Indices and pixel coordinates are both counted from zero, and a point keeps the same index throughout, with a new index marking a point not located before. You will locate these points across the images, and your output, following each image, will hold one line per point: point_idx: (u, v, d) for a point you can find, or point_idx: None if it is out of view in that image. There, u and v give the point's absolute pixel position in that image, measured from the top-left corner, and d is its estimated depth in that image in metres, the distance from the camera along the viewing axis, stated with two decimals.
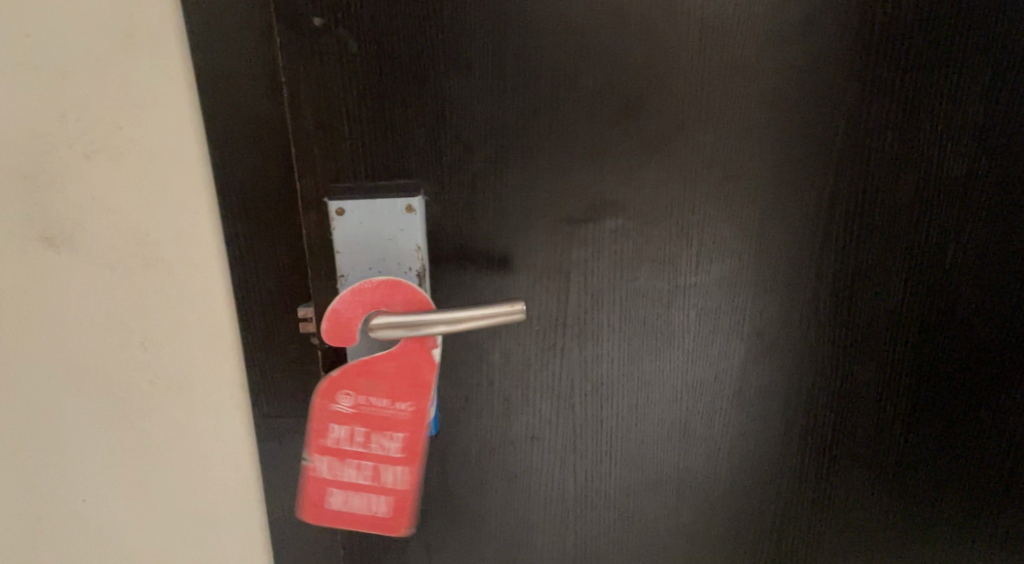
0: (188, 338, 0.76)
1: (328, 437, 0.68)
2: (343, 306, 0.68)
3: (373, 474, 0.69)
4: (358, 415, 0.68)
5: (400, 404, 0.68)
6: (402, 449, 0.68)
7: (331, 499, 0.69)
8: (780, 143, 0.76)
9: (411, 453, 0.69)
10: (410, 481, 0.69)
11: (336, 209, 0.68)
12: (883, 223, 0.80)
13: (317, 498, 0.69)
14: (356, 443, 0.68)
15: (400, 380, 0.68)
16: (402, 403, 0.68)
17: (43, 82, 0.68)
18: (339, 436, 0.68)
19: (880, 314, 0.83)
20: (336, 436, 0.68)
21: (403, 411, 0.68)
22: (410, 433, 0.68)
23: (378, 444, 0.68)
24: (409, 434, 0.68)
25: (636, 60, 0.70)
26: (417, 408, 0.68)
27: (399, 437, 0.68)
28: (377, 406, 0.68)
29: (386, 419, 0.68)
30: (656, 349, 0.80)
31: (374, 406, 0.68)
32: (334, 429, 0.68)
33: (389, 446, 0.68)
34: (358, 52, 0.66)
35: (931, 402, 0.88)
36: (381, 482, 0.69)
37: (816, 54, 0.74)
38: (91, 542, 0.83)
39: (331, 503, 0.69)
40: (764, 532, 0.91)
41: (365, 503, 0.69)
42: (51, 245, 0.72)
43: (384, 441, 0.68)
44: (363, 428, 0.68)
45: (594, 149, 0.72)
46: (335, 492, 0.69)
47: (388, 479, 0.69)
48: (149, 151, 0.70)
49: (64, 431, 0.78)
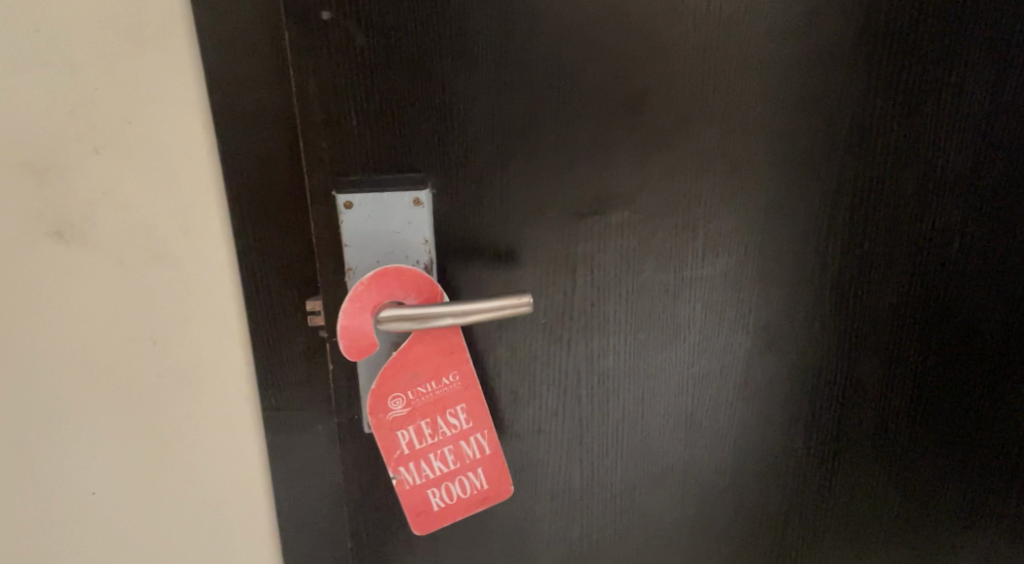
0: (198, 331, 0.77)
1: (401, 446, 0.71)
2: (350, 319, 0.68)
3: (456, 454, 0.73)
4: (415, 411, 0.71)
5: (446, 378, 0.71)
6: (468, 416, 0.72)
7: (434, 498, 0.74)
8: (785, 137, 0.76)
9: (478, 417, 0.73)
10: (489, 442, 0.74)
11: (344, 202, 0.69)
12: (888, 215, 0.80)
13: (421, 503, 0.74)
14: (426, 437, 0.71)
15: (437, 359, 0.71)
16: (447, 378, 0.71)
17: (53, 77, 0.68)
18: (408, 439, 0.71)
19: (885, 306, 0.83)
20: (407, 441, 0.71)
21: (452, 383, 0.71)
22: (468, 398, 0.72)
23: (446, 425, 0.72)
24: (468, 401, 0.72)
25: (641, 54, 0.71)
26: (462, 374, 0.72)
27: (460, 409, 0.72)
28: (428, 392, 0.71)
29: (441, 398, 0.71)
30: (662, 342, 0.81)
31: (425, 394, 0.71)
32: (402, 435, 0.71)
33: (457, 421, 0.72)
34: (366, 46, 0.66)
35: (936, 395, 0.88)
36: (467, 457, 0.74)
37: (821, 47, 0.74)
38: (101, 534, 0.84)
39: (437, 501, 0.74)
40: (769, 525, 0.92)
41: (464, 482, 0.74)
42: (61, 239, 0.73)
43: (449, 419, 0.72)
44: (427, 419, 0.71)
45: (600, 143, 0.73)
46: (434, 489, 0.73)
47: (471, 451, 0.74)
48: (157, 145, 0.71)
49: (74, 424, 0.79)
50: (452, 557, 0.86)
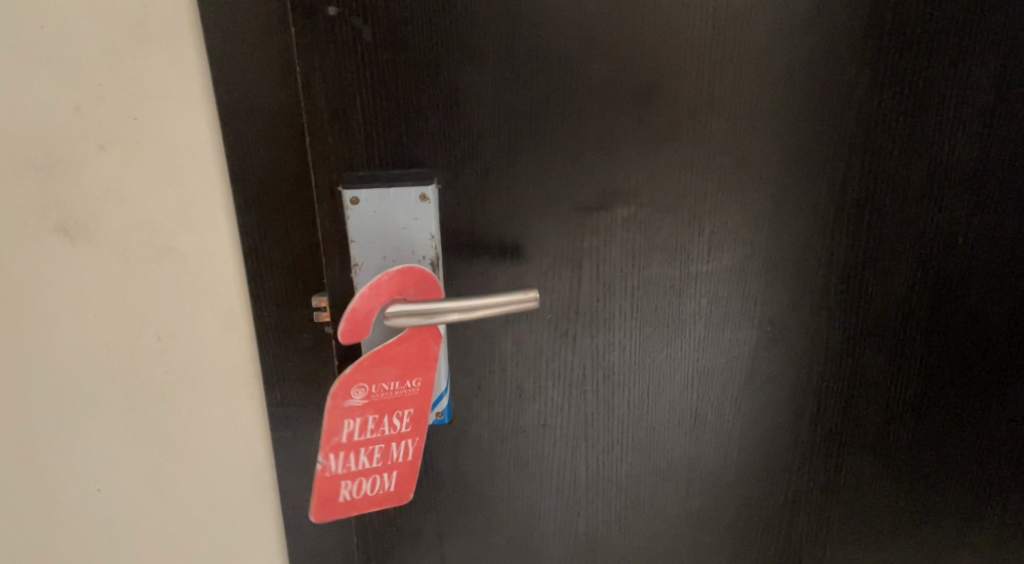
0: (202, 328, 0.77)
1: (341, 434, 0.68)
2: (362, 303, 0.67)
3: (383, 454, 0.71)
4: (370, 404, 0.68)
5: (410, 382, 0.70)
6: (410, 423, 0.71)
7: (344, 490, 0.70)
8: (791, 131, 0.76)
9: (419, 425, 0.71)
10: (416, 451, 0.72)
11: (350, 198, 0.69)
12: (893, 210, 0.80)
13: (331, 493, 0.70)
14: (368, 431, 0.69)
15: (409, 360, 0.69)
16: (411, 381, 0.70)
17: (57, 73, 0.68)
18: (351, 429, 0.68)
19: (890, 301, 0.83)
20: (349, 430, 0.68)
21: (413, 388, 0.70)
22: (417, 406, 0.71)
23: (389, 425, 0.70)
24: (417, 408, 0.71)
25: (648, 47, 0.71)
26: (424, 382, 0.70)
27: (408, 413, 0.70)
28: (389, 389, 0.69)
29: (397, 399, 0.69)
30: (667, 337, 0.81)
31: (385, 390, 0.69)
32: (348, 423, 0.68)
33: (399, 424, 0.70)
34: (372, 42, 0.66)
35: (941, 389, 0.88)
36: (391, 459, 0.71)
37: (827, 41, 0.74)
38: (106, 531, 0.84)
39: (345, 494, 0.70)
40: (774, 519, 0.92)
41: (377, 483, 0.71)
42: (66, 237, 0.72)
43: (394, 420, 0.70)
44: (375, 415, 0.69)
45: (607, 138, 0.73)
46: (348, 482, 0.70)
47: (397, 455, 0.71)
48: (162, 142, 0.71)
49: (79, 421, 0.79)
50: (456, 552, 0.86)
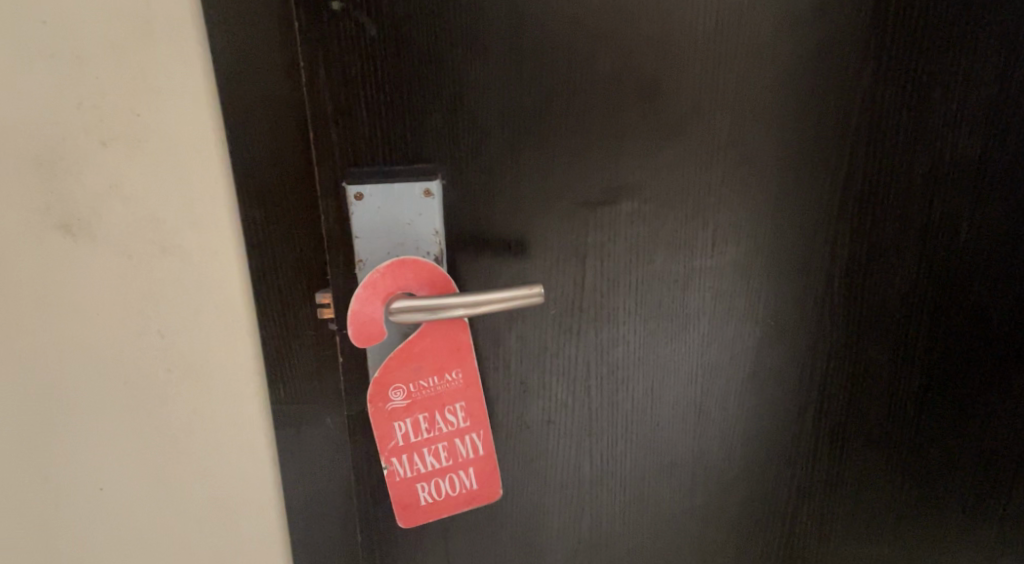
0: (207, 326, 0.76)
1: (396, 437, 0.72)
2: (363, 305, 0.68)
3: (450, 451, 0.73)
4: (414, 404, 0.71)
5: (449, 374, 0.71)
6: (466, 416, 0.73)
7: (423, 492, 0.74)
8: (795, 125, 0.76)
9: (476, 417, 0.73)
10: (484, 443, 0.75)
11: (354, 193, 0.68)
12: (896, 204, 0.80)
13: (409, 497, 0.73)
14: (422, 431, 0.72)
15: (441, 354, 0.71)
16: (450, 374, 0.71)
17: (61, 69, 0.68)
18: (404, 431, 0.72)
19: (894, 295, 0.83)
20: (402, 433, 0.72)
21: (455, 380, 0.72)
22: (468, 398, 0.73)
23: (444, 421, 0.72)
24: (468, 400, 0.73)
25: (652, 42, 0.71)
26: (465, 372, 0.72)
27: (459, 407, 0.72)
28: (430, 386, 0.71)
29: (441, 394, 0.72)
30: (672, 332, 0.81)
31: (426, 388, 0.71)
32: (399, 427, 0.71)
33: (454, 419, 0.73)
34: (376, 36, 0.66)
35: (944, 384, 0.88)
36: (460, 455, 0.74)
37: (830, 35, 0.74)
38: (108, 530, 0.84)
39: (425, 496, 0.74)
40: (778, 514, 0.92)
41: (455, 480, 0.74)
42: (68, 233, 0.72)
43: (448, 416, 0.72)
44: (425, 414, 0.71)
45: (611, 133, 0.73)
46: (424, 484, 0.74)
47: (465, 450, 0.74)
48: (165, 138, 0.70)
49: (81, 419, 0.79)
50: (460, 548, 0.86)
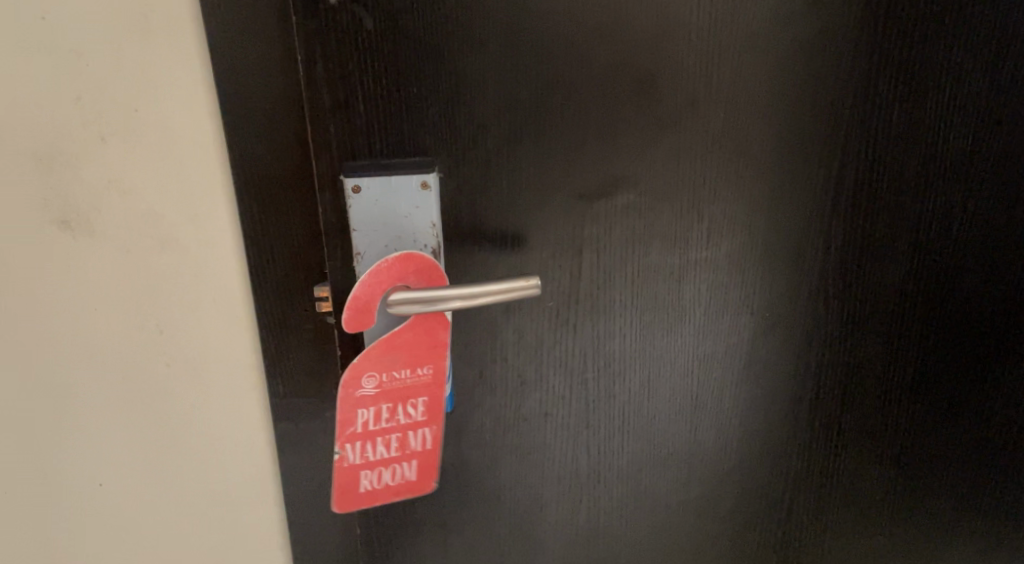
0: (205, 320, 0.77)
1: (356, 424, 0.70)
2: (363, 290, 0.67)
3: (401, 443, 0.72)
4: (382, 394, 0.70)
5: (421, 369, 0.71)
6: (425, 411, 0.72)
7: (363, 481, 0.72)
8: (789, 118, 0.77)
9: (434, 413, 0.72)
10: (434, 440, 0.73)
11: (352, 187, 0.68)
12: (890, 197, 0.81)
13: (350, 483, 0.71)
14: (382, 421, 0.70)
15: (418, 348, 0.70)
16: (422, 368, 0.71)
17: (60, 64, 0.68)
18: (365, 419, 0.70)
19: (888, 287, 0.84)
20: (363, 420, 0.70)
21: (424, 375, 0.71)
22: (431, 394, 0.72)
23: (403, 414, 0.71)
24: (430, 396, 0.72)
25: (647, 36, 0.71)
26: (435, 369, 0.72)
27: (422, 401, 0.72)
28: (400, 378, 0.70)
29: (408, 387, 0.71)
30: (667, 324, 0.82)
31: (397, 379, 0.70)
32: (362, 414, 0.69)
33: (414, 413, 0.71)
34: (373, 30, 0.66)
35: (938, 374, 0.89)
36: (410, 449, 0.73)
37: (824, 28, 0.74)
38: (107, 524, 0.84)
39: (366, 484, 0.72)
40: (774, 505, 0.93)
41: (397, 472, 0.73)
42: (67, 229, 0.73)
43: (408, 409, 0.71)
44: (389, 404, 0.70)
45: (607, 125, 0.73)
46: (367, 473, 0.72)
47: (415, 443, 0.73)
48: (164, 134, 0.71)
49: (81, 414, 0.79)
50: (458, 541, 0.86)
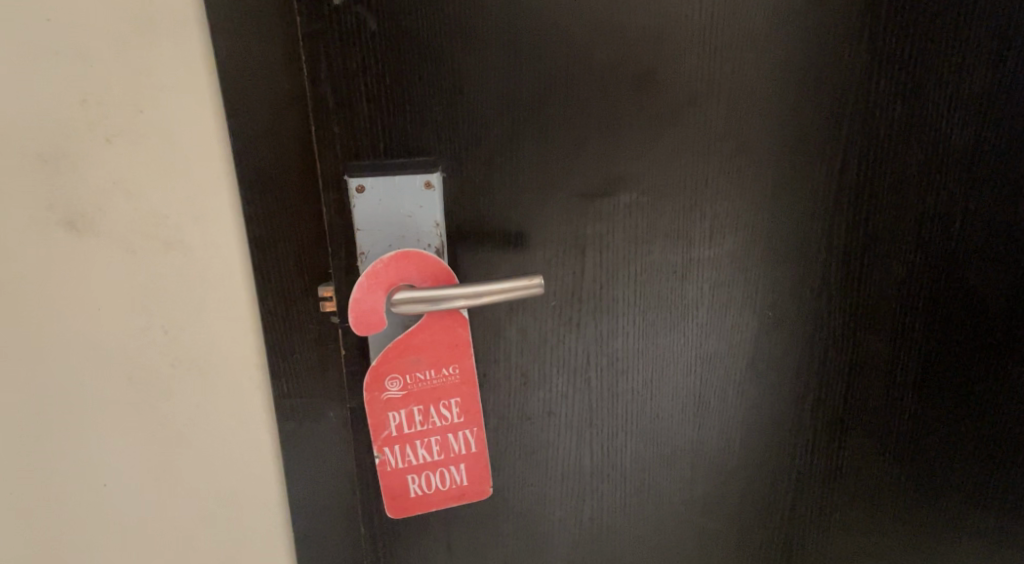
0: (209, 321, 0.77)
1: (390, 427, 0.72)
2: (364, 295, 0.68)
3: (442, 446, 0.74)
4: (410, 396, 0.71)
5: (446, 369, 0.72)
6: (461, 412, 0.73)
7: (413, 484, 0.74)
8: (790, 117, 0.77)
9: (471, 414, 0.73)
10: (477, 441, 0.75)
11: (356, 186, 0.69)
12: (892, 194, 0.81)
13: (399, 487, 0.74)
14: (416, 423, 0.72)
15: (439, 348, 0.71)
16: (447, 369, 0.72)
17: (64, 66, 0.69)
18: (398, 422, 0.72)
19: (891, 284, 0.84)
20: (397, 424, 0.72)
21: (451, 375, 0.72)
22: (464, 394, 0.73)
23: (439, 416, 0.73)
24: (463, 396, 0.73)
25: (647, 35, 0.72)
26: (462, 368, 0.72)
27: (455, 402, 0.73)
28: (425, 379, 0.71)
29: (437, 389, 0.72)
30: (670, 323, 0.82)
31: (422, 381, 0.71)
32: (393, 417, 0.72)
33: (449, 414, 0.73)
34: (376, 31, 0.67)
35: (942, 371, 0.89)
36: (452, 450, 0.74)
37: (823, 27, 0.75)
38: (112, 525, 0.84)
39: (415, 488, 0.74)
40: (777, 504, 0.93)
41: (445, 475, 0.75)
42: (73, 230, 0.73)
43: (442, 411, 0.73)
44: (419, 406, 0.72)
45: (609, 124, 0.74)
46: (414, 477, 0.74)
47: (457, 446, 0.74)
48: (168, 135, 0.71)
49: (86, 414, 0.80)
50: (462, 540, 0.87)
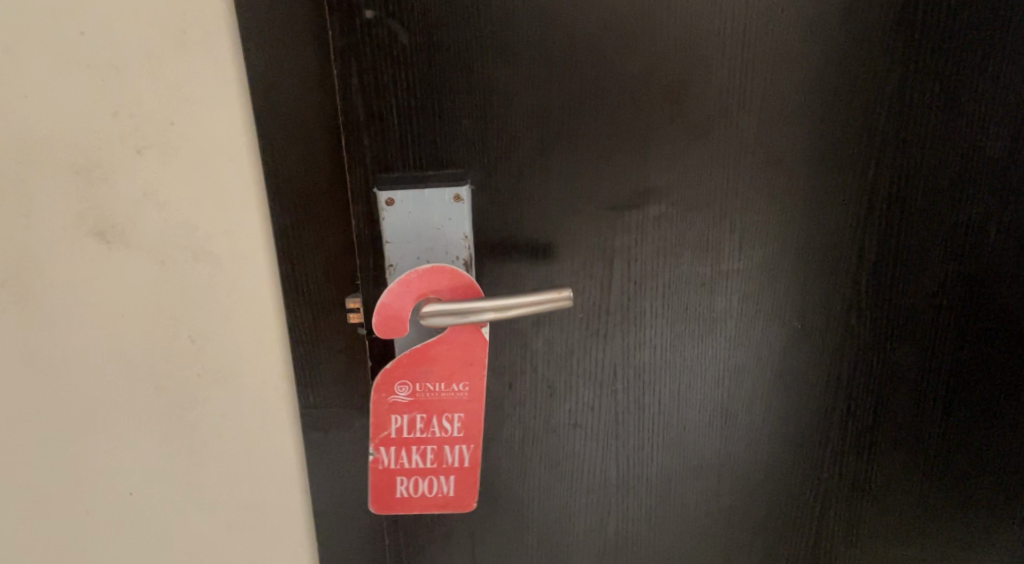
0: (237, 331, 0.77)
1: (390, 429, 0.72)
2: (392, 299, 0.69)
3: (436, 456, 0.74)
4: (415, 403, 0.71)
5: (456, 385, 0.72)
6: (461, 427, 0.73)
7: (399, 486, 0.74)
8: (822, 128, 0.76)
9: (471, 432, 0.73)
10: (471, 457, 0.74)
11: (386, 199, 0.70)
12: (925, 206, 0.80)
13: (386, 487, 0.74)
14: (416, 430, 0.72)
15: (453, 363, 0.71)
16: (457, 385, 0.72)
17: (98, 78, 0.69)
18: (399, 425, 0.72)
19: (922, 297, 0.84)
20: (397, 426, 0.72)
21: (460, 392, 0.72)
22: (468, 410, 0.73)
23: (439, 427, 0.73)
24: (467, 413, 0.73)
25: (680, 47, 0.71)
26: (472, 388, 0.72)
27: (457, 417, 0.73)
28: (434, 390, 0.71)
29: (443, 401, 0.72)
30: (698, 335, 0.81)
31: (430, 391, 0.71)
32: (395, 420, 0.72)
33: (449, 427, 0.73)
34: (408, 43, 0.67)
35: (973, 385, 0.88)
36: (445, 461, 0.74)
37: (857, 37, 0.74)
38: (137, 531, 0.85)
39: (401, 490, 0.74)
40: (804, 519, 0.92)
41: (434, 484, 0.74)
42: (102, 240, 0.74)
43: (444, 423, 0.73)
44: (423, 414, 0.72)
45: (639, 136, 0.73)
46: (403, 479, 0.74)
47: (451, 458, 0.74)
48: (199, 147, 0.71)
49: (112, 421, 0.80)
50: (485, 549, 0.87)
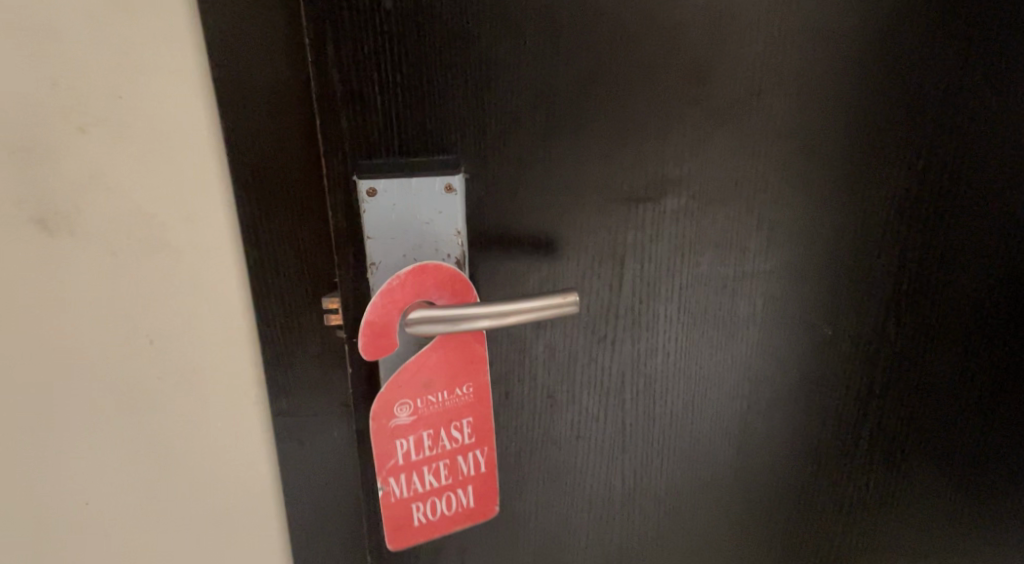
0: (201, 332, 0.69)
1: (397, 456, 0.63)
2: (377, 314, 0.59)
3: (450, 470, 0.66)
4: (420, 421, 0.63)
5: (460, 389, 0.64)
6: (472, 432, 0.65)
7: (418, 513, 0.65)
8: (863, 113, 0.68)
9: (483, 434, 0.66)
10: (487, 461, 0.67)
11: (368, 189, 0.59)
12: (975, 200, 0.73)
13: (403, 518, 0.65)
14: (425, 448, 0.64)
15: (454, 367, 0.63)
16: (461, 388, 0.64)
17: (33, 44, 0.59)
18: (406, 449, 0.63)
19: (966, 298, 0.76)
20: (404, 451, 0.63)
21: (465, 395, 0.64)
22: (477, 412, 0.65)
23: (448, 437, 0.65)
24: (476, 416, 0.65)
25: (709, 18, 0.62)
26: (477, 387, 0.64)
27: (466, 422, 0.65)
28: (438, 402, 0.63)
29: (448, 410, 0.64)
30: (717, 341, 0.73)
31: (433, 403, 0.63)
32: (401, 445, 0.63)
33: (459, 436, 0.65)
34: (393, 9, 0.57)
35: (1015, 391, 0.82)
36: (461, 473, 0.66)
37: (905, 12, 0.66)
38: (93, 551, 0.76)
39: (420, 516, 0.66)
40: (825, 533, 0.85)
41: (453, 500, 0.66)
42: (44, 228, 0.64)
43: (453, 433, 0.65)
44: (430, 431, 0.64)
45: (660, 120, 0.64)
46: (419, 505, 0.65)
47: (467, 467, 0.66)
48: (153, 125, 0.62)
49: (62, 432, 0.71)
50: None
